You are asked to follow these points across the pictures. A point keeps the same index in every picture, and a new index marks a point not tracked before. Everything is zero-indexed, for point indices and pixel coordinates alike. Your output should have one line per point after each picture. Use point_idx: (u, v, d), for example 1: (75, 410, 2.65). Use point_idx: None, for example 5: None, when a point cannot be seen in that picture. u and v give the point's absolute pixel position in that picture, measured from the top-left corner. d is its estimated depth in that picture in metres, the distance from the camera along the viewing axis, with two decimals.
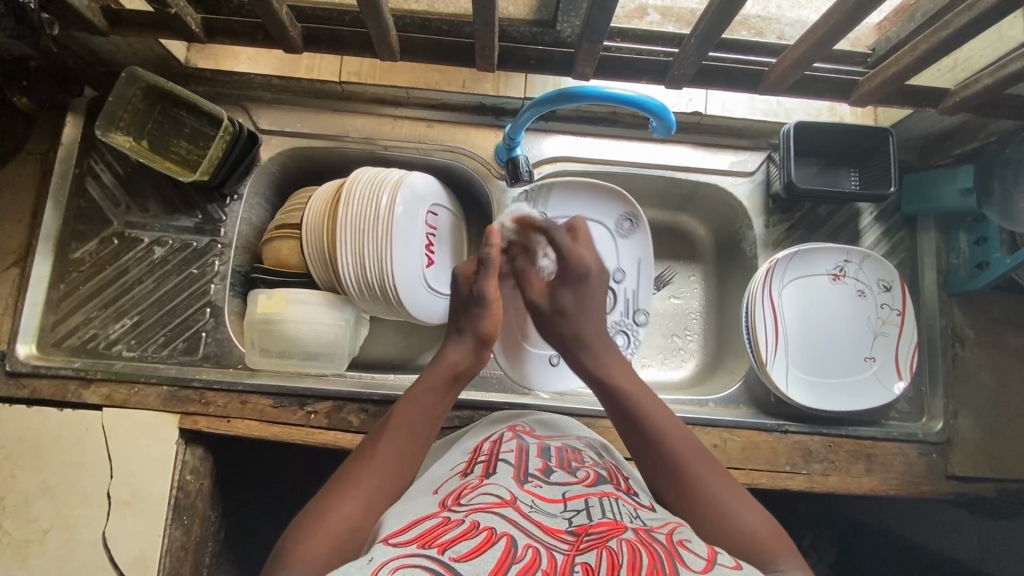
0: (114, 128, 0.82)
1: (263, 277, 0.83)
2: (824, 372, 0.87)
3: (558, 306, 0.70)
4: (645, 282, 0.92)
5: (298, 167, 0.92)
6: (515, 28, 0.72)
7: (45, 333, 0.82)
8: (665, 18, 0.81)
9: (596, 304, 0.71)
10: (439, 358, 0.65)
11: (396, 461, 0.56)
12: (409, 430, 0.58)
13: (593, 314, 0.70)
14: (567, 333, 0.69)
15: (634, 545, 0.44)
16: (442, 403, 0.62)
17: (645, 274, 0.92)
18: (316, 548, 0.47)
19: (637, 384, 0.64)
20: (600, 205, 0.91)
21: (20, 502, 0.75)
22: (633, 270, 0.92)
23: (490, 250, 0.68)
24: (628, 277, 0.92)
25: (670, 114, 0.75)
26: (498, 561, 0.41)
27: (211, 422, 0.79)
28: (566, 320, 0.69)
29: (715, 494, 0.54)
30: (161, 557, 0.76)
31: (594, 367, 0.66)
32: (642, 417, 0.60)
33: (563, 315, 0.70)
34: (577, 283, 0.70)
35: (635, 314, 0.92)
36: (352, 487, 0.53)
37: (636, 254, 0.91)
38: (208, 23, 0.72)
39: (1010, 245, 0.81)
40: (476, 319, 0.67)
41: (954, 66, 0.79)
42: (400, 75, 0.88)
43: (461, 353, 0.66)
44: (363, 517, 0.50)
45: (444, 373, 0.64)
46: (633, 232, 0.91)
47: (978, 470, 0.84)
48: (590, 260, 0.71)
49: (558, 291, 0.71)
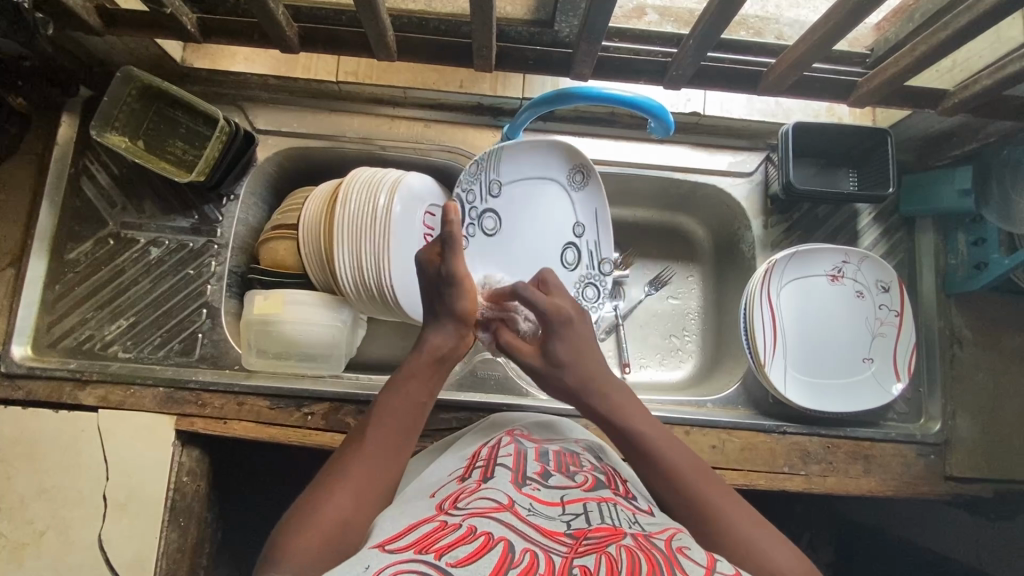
0: (109, 128, 0.81)
1: (259, 278, 0.83)
2: (822, 373, 0.87)
3: (552, 358, 0.64)
4: (605, 235, 0.88)
5: (295, 167, 0.92)
6: (513, 29, 0.72)
7: (40, 334, 0.82)
8: (664, 18, 0.81)
9: (588, 349, 0.65)
10: (421, 345, 0.62)
11: (384, 453, 0.56)
12: (397, 420, 0.58)
13: (587, 359, 0.65)
14: (569, 383, 0.64)
15: (632, 551, 0.44)
16: (428, 389, 0.61)
17: (606, 228, 0.87)
18: (307, 546, 0.47)
19: (648, 420, 0.61)
20: (547, 162, 0.84)
21: (15, 504, 0.75)
22: (592, 223, 0.88)
23: (451, 229, 0.60)
24: (588, 230, 0.88)
25: (669, 115, 0.75)
26: (496, 565, 0.41)
27: (207, 424, 0.79)
28: (560, 370, 0.64)
29: (735, 521, 0.52)
30: (157, 559, 0.76)
31: (601, 404, 0.62)
32: (657, 455, 0.58)
33: (560, 366, 0.64)
34: (564, 330, 0.65)
35: (601, 264, 0.89)
36: (341, 482, 0.52)
37: (592, 207, 0.87)
38: (204, 23, 0.72)
39: (1008, 246, 0.80)
40: (448, 299, 0.63)
41: (952, 66, 0.79)
42: (397, 75, 0.88)
43: (444, 336, 0.63)
44: (353, 512, 0.50)
45: (428, 358, 0.62)
46: (586, 183, 0.86)
47: (976, 471, 0.84)
48: (568, 307, 0.66)
49: (547, 348, 0.65)
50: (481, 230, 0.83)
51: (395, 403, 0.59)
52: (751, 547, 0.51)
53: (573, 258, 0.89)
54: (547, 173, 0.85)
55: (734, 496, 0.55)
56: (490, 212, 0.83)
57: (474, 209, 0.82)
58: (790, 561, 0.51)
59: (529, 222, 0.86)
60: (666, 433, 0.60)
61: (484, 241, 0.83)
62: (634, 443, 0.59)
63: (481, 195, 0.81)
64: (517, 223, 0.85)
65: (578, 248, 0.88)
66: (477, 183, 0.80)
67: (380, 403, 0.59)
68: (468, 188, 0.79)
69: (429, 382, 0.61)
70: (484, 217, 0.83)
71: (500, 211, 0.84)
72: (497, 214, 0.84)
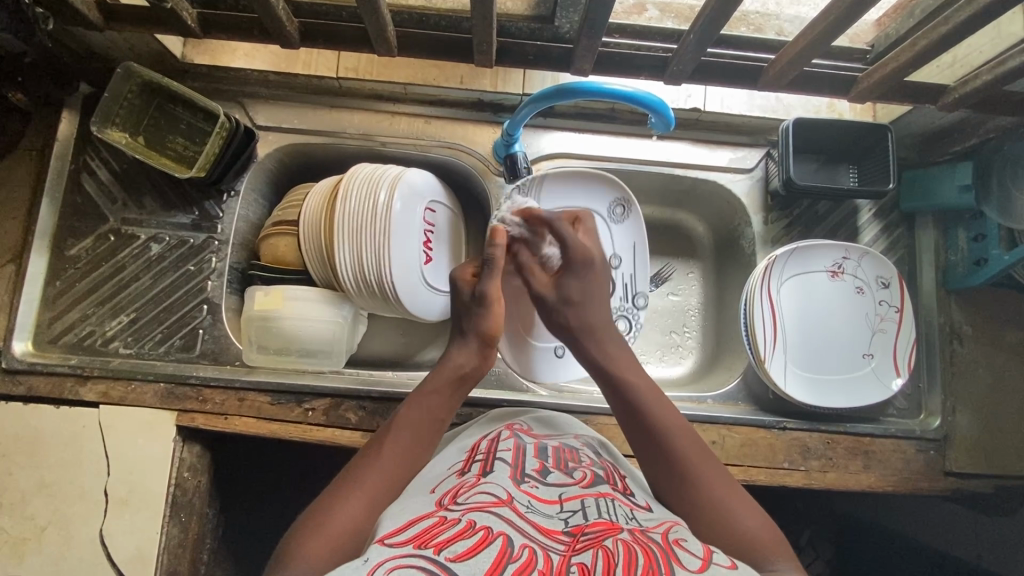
0: (109, 124, 0.81)
1: (260, 273, 0.83)
2: (822, 369, 0.87)
3: (564, 294, 0.68)
4: (641, 266, 0.90)
5: (295, 163, 0.92)
6: (514, 24, 0.71)
7: (41, 330, 0.82)
8: (664, 14, 0.79)
9: (602, 295, 0.69)
10: (444, 361, 0.64)
11: (400, 463, 0.56)
12: (415, 433, 0.58)
13: (600, 301, 0.69)
14: (574, 321, 0.67)
15: (630, 545, 0.44)
16: (448, 406, 0.62)
17: (641, 259, 0.90)
18: (320, 550, 0.47)
19: (642, 378, 0.63)
20: (591, 192, 0.88)
21: (16, 500, 0.75)
22: (628, 254, 0.90)
23: (495, 250, 0.66)
24: (624, 262, 0.90)
25: (669, 110, 0.75)
26: (494, 560, 0.41)
27: (208, 419, 0.79)
28: (573, 304, 0.68)
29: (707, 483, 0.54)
30: (158, 555, 0.76)
31: (600, 357, 0.65)
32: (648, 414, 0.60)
33: (570, 304, 0.68)
34: (583, 271, 0.69)
35: (635, 297, 0.90)
36: (355, 488, 0.52)
37: (631, 238, 0.89)
38: (204, 18, 0.71)
39: (1008, 242, 0.80)
40: (477, 320, 0.65)
41: (953, 61, 0.78)
42: (396, 71, 0.88)
43: (467, 355, 0.64)
44: (366, 519, 0.50)
45: (449, 375, 0.63)
46: (627, 218, 0.89)
47: (975, 466, 0.84)
48: (593, 253, 0.70)
49: (563, 281, 0.69)
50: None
51: (413, 415, 0.60)
52: (717, 509, 0.52)
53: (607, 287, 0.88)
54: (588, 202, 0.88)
55: (713, 462, 0.56)
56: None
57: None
58: (758, 524, 0.52)
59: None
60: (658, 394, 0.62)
61: None
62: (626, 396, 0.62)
63: None
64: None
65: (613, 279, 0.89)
66: (519, 204, 0.86)
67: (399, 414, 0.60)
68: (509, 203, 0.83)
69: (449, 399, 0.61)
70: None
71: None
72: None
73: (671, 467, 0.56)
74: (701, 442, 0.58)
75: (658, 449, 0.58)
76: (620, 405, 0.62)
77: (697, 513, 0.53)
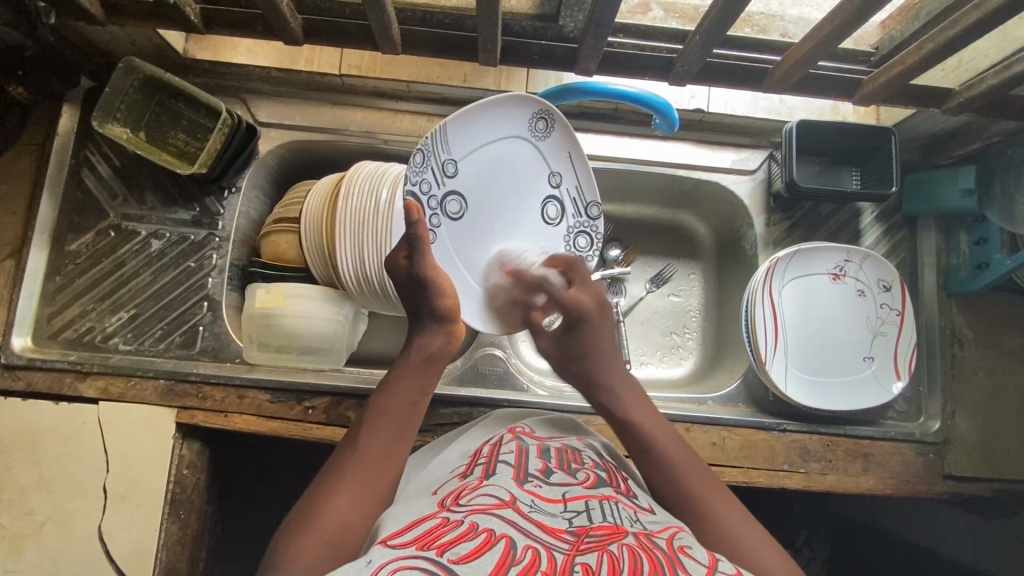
0: (111, 119, 0.81)
1: (261, 271, 0.82)
2: (821, 372, 0.86)
3: (566, 353, 0.67)
4: (586, 174, 0.77)
5: (297, 160, 0.91)
6: (518, 23, 0.71)
7: (41, 325, 0.82)
8: (669, 14, 0.80)
9: (605, 348, 0.67)
10: (409, 345, 0.62)
11: (380, 453, 0.55)
12: (388, 419, 0.57)
13: (609, 351, 0.66)
14: (581, 375, 0.66)
15: (635, 550, 0.44)
16: (421, 387, 0.60)
17: (583, 168, 0.76)
18: (307, 552, 0.47)
19: (650, 413, 0.63)
20: (510, 118, 0.71)
21: (15, 496, 0.75)
22: (567, 166, 0.76)
23: (416, 228, 0.60)
24: (565, 176, 0.77)
25: (674, 111, 0.76)
26: (498, 562, 0.41)
27: (208, 417, 0.79)
28: (575, 359, 0.66)
29: (709, 502, 0.55)
30: (156, 552, 0.76)
31: (605, 397, 0.65)
32: (650, 443, 0.60)
33: (572, 361, 0.67)
34: (583, 329, 0.66)
35: (588, 208, 0.78)
36: (339, 485, 0.52)
37: (565, 148, 0.75)
38: (208, 13, 0.71)
39: (1010, 246, 0.81)
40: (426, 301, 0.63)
41: (958, 65, 0.78)
42: (400, 69, 0.87)
43: (431, 337, 0.63)
44: (353, 515, 0.50)
45: (417, 358, 0.62)
46: (551, 131, 0.74)
47: (974, 470, 0.85)
48: (588, 303, 0.67)
49: (566, 338, 0.67)
50: (444, 217, 0.69)
51: (386, 403, 0.58)
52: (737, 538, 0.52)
53: (557, 213, 0.77)
54: (506, 134, 0.72)
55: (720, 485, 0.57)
56: (453, 195, 0.69)
57: (434, 199, 0.67)
58: (765, 551, 0.51)
59: (500, 191, 0.73)
60: (670, 432, 0.61)
61: (448, 229, 0.69)
62: (630, 434, 0.62)
63: (436, 180, 0.67)
64: (485, 200, 0.72)
65: (560, 201, 0.77)
66: (428, 169, 0.66)
67: (374, 403, 0.59)
68: (419, 177, 0.65)
69: (421, 380, 0.60)
70: (447, 202, 0.68)
71: (464, 192, 0.70)
72: (462, 195, 0.69)
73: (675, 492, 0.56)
74: (710, 473, 0.58)
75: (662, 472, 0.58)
76: (633, 445, 0.61)
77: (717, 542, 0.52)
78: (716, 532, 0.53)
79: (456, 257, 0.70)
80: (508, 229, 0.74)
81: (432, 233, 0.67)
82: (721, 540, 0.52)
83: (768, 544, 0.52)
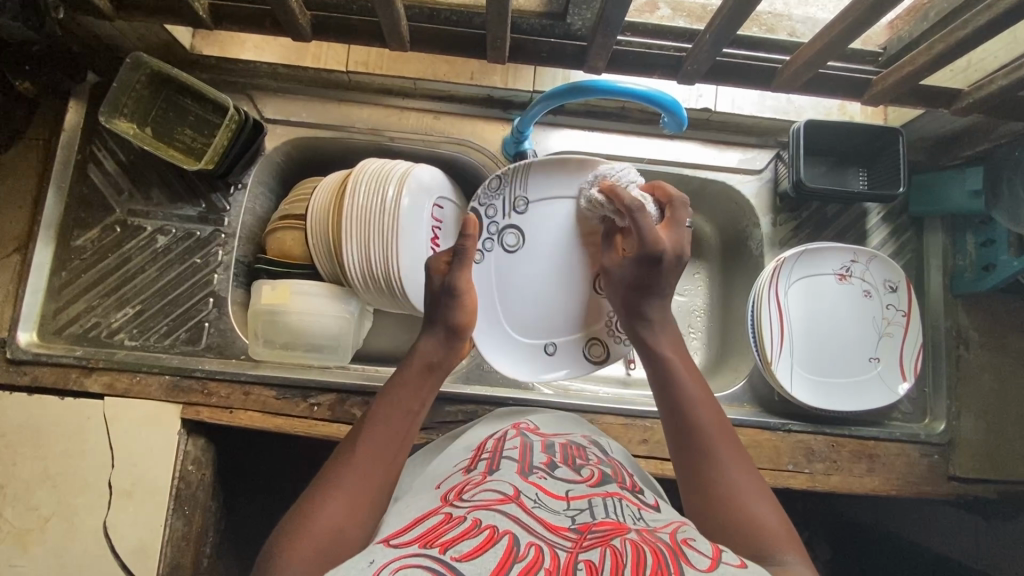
0: (118, 115, 0.80)
1: (266, 268, 0.82)
2: (826, 372, 0.86)
3: (633, 281, 0.69)
4: None
5: (303, 156, 0.91)
6: (525, 21, 0.71)
7: (46, 321, 0.82)
8: (676, 13, 0.80)
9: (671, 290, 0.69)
10: (411, 352, 0.65)
11: (378, 455, 0.56)
12: (387, 424, 0.58)
13: (668, 299, 0.69)
14: (637, 303, 0.69)
15: (638, 545, 0.43)
16: (421, 396, 0.62)
17: None
18: (299, 553, 0.47)
19: (683, 358, 0.66)
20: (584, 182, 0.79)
21: (21, 491, 0.75)
22: None
23: (467, 242, 0.65)
24: None
25: (682, 109, 0.74)
26: (501, 559, 0.41)
27: (213, 412, 0.79)
28: (636, 290, 0.69)
29: (722, 461, 0.56)
30: (162, 547, 0.76)
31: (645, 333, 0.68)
32: (679, 384, 0.62)
33: (640, 290, 0.68)
34: (658, 271, 0.67)
35: None
36: (339, 484, 0.53)
37: None
38: (216, 9, 0.71)
39: (1017, 247, 0.80)
40: (447, 311, 0.66)
41: (967, 66, 0.78)
42: (407, 65, 0.87)
43: (433, 345, 0.66)
44: (346, 520, 0.50)
45: (418, 366, 0.64)
46: None
47: (979, 472, 0.84)
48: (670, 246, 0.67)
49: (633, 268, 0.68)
50: (500, 243, 0.80)
51: (387, 408, 0.60)
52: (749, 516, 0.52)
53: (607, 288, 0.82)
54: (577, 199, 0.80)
55: (738, 445, 0.58)
56: (513, 228, 0.80)
57: (495, 225, 0.80)
58: (773, 516, 0.52)
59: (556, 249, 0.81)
60: (700, 380, 0.63)
61: (498, 254, 0.80)
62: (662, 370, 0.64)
63: (504, 210, 0.80)
64: (540, 247, 0.81)
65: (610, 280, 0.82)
66: (499, 197, 0.79)
67: (377, 406, 0.60)
68: (488, 201, 0.79)
69: (420, 389, 0.62)
70: (505, 233, 0.80)
71: (524, 229, 0.80)
72: (522, 232, 0.80)
73: (692, 436, 0.58)
74: (732, 434, 0.59)
75: (683, 410, 0.60)
76: (671, 402, 0.62)
77: (728, 521, 0.52)
78: (725, 493, 0.54)
79: (495, 279, 0.80)
80: (551, 287, 0.81)
81: (481, 252, 0.80)
82: (731, 503, 0.53)
83: (779, 513, 0.53)
